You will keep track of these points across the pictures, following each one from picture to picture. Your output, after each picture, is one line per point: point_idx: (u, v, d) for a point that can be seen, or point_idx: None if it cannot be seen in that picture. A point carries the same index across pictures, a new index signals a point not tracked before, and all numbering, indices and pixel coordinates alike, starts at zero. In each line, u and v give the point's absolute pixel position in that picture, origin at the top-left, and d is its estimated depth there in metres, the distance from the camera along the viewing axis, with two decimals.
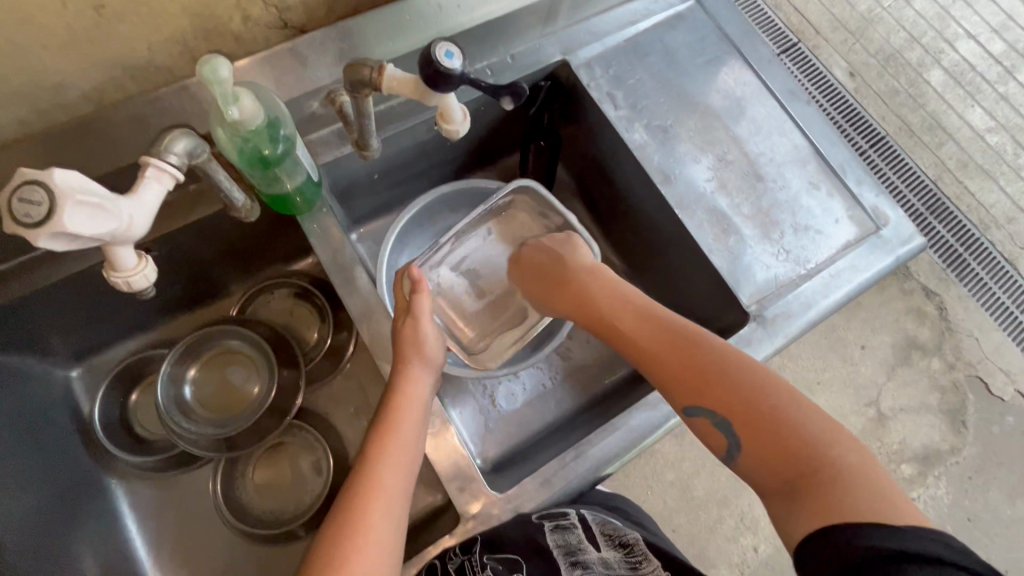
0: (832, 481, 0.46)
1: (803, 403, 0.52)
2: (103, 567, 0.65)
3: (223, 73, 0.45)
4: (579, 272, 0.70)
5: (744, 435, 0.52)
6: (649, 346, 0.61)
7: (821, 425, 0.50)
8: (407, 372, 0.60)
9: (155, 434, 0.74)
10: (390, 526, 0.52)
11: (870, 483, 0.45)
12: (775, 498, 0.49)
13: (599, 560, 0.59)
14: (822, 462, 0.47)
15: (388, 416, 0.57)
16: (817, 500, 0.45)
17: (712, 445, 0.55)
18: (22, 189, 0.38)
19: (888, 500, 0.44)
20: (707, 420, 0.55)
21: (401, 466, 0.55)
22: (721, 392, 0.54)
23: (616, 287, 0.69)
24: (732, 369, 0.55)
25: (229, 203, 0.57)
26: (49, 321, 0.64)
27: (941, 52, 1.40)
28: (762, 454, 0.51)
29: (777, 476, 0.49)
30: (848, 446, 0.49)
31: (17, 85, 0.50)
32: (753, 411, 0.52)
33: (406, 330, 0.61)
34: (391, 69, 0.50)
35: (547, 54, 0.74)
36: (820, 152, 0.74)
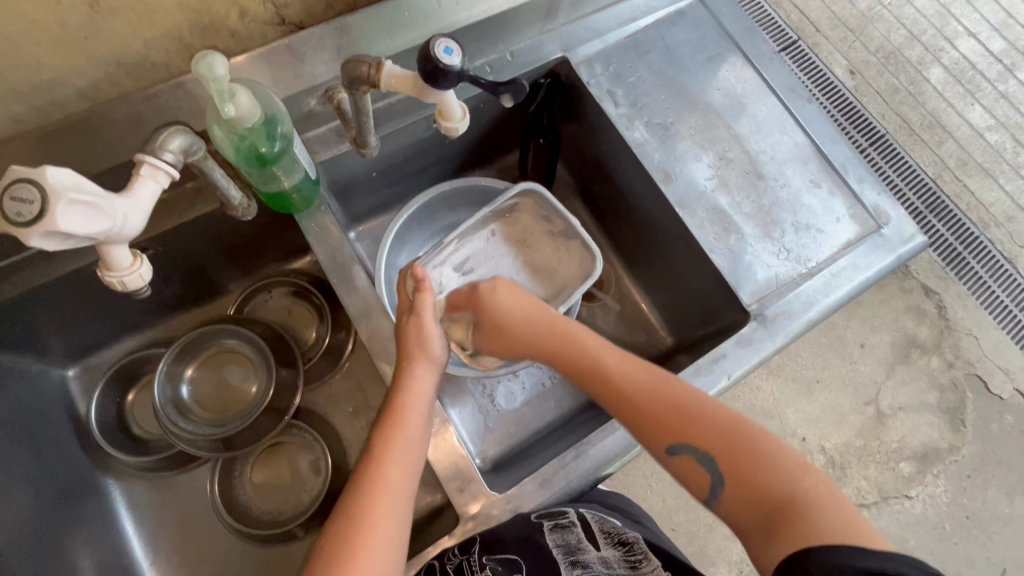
0: (806, 512, 0.46)
1: (776, 439, 0.53)
2: (100, 568, 0.65)
3: (218, 70, 0.44)
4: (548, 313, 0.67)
5: (724, 472, 0.52)
6: (627, 386, 0.59)
7: (793, 460, 0.51)
8: (411, 368, 0.59)
9: (152, 434, 0.74)
10: (396, 522, 0.51)
11: (841, 512, 0.46)
12: (752, 537, 0.49)
13: (599, 560, 0.59)
14: (796, 495, 0.48)
15: (393, 412, 0.57)
16: (792, 531, 0.45)
17: (691, 486, 0.54)
18: (15, 187, 0.38)
19: (860, 525, 0.45)
20: (689, 457, 0.54)
21: (406, 461, 0.54)
22: (701, 428, 0.54)
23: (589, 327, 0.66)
24: (709, 406, 0.55)
25: (226, 201, 0.57)
26: (45, 321, 0.64)
27: (941, 50, 1.40)
28: (741, 487, 0.51)
29: (754, 511, 0.49)
30: (820, 478, 0.49)
31: (11, 82, 0.49)
32: (732, 447, 0.53)
33: (410, 326, 0.61)
34: (390, 66, 0.50)
35: (547, 51, 0.74)
36: (822, 150, 0.74)
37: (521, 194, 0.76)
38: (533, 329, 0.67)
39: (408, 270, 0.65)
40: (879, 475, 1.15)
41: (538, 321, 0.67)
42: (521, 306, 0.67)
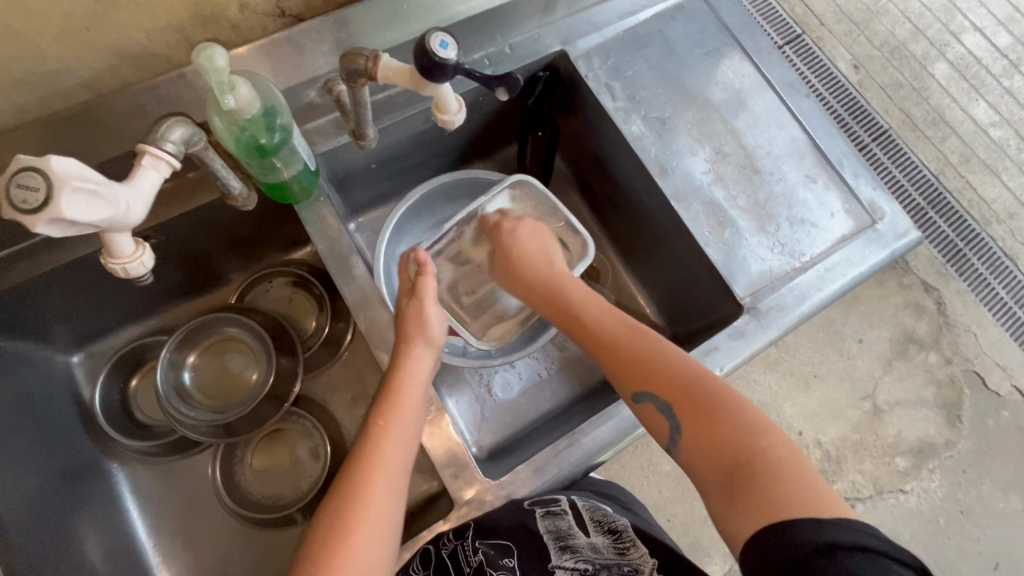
0: (764, 472, 0.47)
1: (741, 397, 0.54)
2: (103, 548, 0.66)
3: (218, 62, 0.45)
4: (551, 266, 0.72)
5: (685, 423, 0.53)
6: (605, 336, 0.63)
7: (756, 419, 0.52)
8: (410, 349, 0.61)
9: (154, 420, 0.75)
10: (391, 500, 0.53)
11: (798, 476, 0.47)
12: (711, 486, 0.50)
13: (587, 544, 0.60)
14: (754, 454, 0.49)
15: (390, 392, 0.58)
16: (752, 493, 0.46)
17: (652, 431, 0.56)
18: (21, 175, 0.39)
19: (819, 494, 0.45)
20: (653, 406, 0.56)
21: (403, 438, 0.56)
22: (665, 377, 0.56)
23: (579, 284, 0.70)
24: (680, 361, 0.57)
25: (226, 191, 0.58)
26: (50, 307, 0.65)
27: (947, 45, 1.39)
28: (702, 441, 0.52)
29: (713, 465, 0.51)
30: (782, 441, 0.50)
31: (15, 72, 0.50)
32: (696, 400, 0.54)
33: (411, 309, 0.64)
34: (387, 59, 0.50)
35: (545, 44, 0.74)
36: (819, 146, 0.74)
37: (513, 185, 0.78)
38: (537, 277, 0.71)
39: (410, 256, 0.69)
40: (875, 469, 1.16)
41: (540, 271, 0.72)
42: (537, 255, 0.73)
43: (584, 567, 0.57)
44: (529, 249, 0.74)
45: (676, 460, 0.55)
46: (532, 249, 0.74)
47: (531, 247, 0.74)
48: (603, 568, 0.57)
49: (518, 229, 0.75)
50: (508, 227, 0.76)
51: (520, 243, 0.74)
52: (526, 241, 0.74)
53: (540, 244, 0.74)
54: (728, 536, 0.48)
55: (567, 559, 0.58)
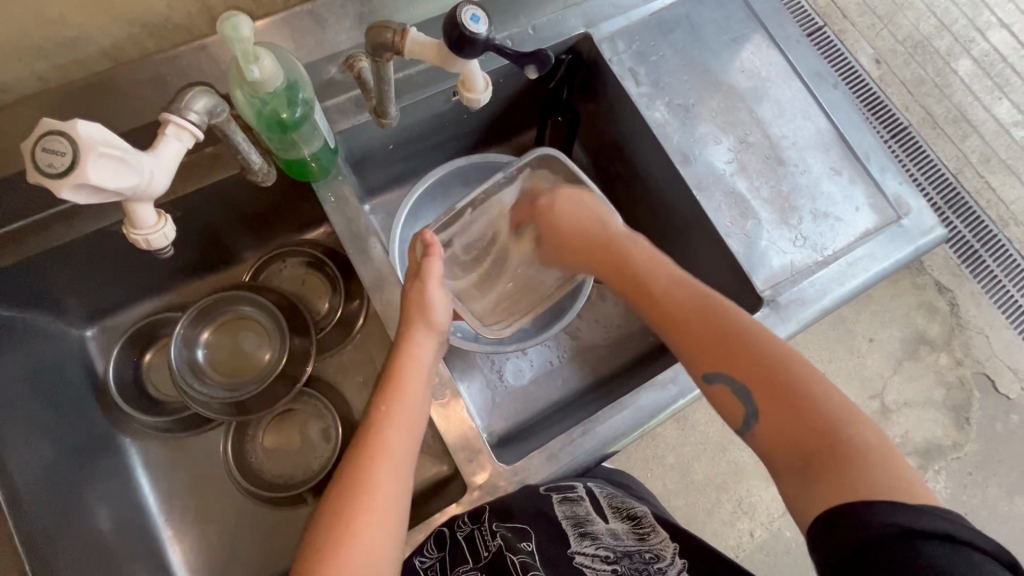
0: (851, 457, 0.46)
1: (825, 381, 0.52)
2: (115, 521, 0.67)
3: (244, 31, 0.44)
4: (609, 235, 0.72)
5: (764, 406, 0.52)
6: (679, 309, 0.61)
7: (841, 404, 0.50)
8: (412, 334, 0.60)
9: (167, 395, 0.75)
10: (396, 486, 0.53)
11: (886, 463, 0.46)
12: (784, 473, 0.50)
13: (607, 531, 0.60)
14: (840, 439, 0.48)
15: (393, 378, 0.57)
16: (834, 477, 0.45)
17: (725, 413, 0.56)
18: (47, 140, 0.38)
19: (908, 483, 0.44)
20: (727, 387, 0.55)
21: (408, 424, 0.56)
22: (747, 358, 0.55)
23: (647, 253, 0.69)
24: (761, 340, 0.56)
25: (246, 165, 0.57)
26: (66, 280, 0.65)
27: (971, 41, 1.36)
28: (782, 425, 0.51)
29: (792, 451, 0.49)
30: (868, 428, 0.49)
31: (36, 39, 0.49)
32: (779, 383, 0.53)
33: (414, 292, 0.62)
34: (415, 33, 0.49)
35: (569, 26, 0.72)
36: (845, 138, 0.73)
37: (536, 161, 0.77)
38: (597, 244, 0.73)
39: (417, 236, 0.67)
40: None
41: (600, 238, 0.73)
42: (593, 223, 0.74)
43: (605, 554, 0.57)
44: (573, 216, 0.75)
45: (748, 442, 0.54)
46: (573, 221, 0.75)
47: (574, 226, 0.75)
48: (625, 556, 0.57)
49: (555, 202, 0.76)
50: (544, 202, 0.78)
51: (560, 219, 0.76)
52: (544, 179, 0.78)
53: (579, 214, 0.74)
54: (797, 515, 0.47)
55: (587, 545, 0.58)
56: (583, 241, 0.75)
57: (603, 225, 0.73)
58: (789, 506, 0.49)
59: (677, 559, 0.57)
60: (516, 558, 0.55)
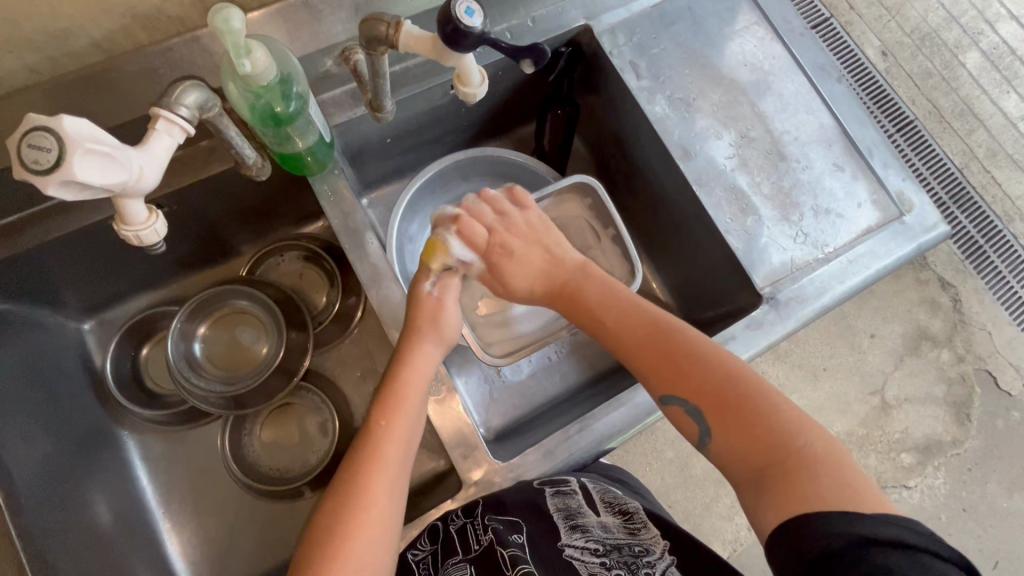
0: (805, 470, 0.47)
1: (777, 396, 0.52)
2: (113, 514, 0.67)
3: (235, 24, 0.44)
4: (565, 271, 0.67)
5: (716, 423, 0.52)
6: (631, 340, 0.60)
7: (792, 415, 0.51)
8: (420, 343, 0.60)
9: (166, 389, 0.75)
10: (390, 499, 0.53)
11: (835, 470, 0.47)
12: (744, 486, 0.50)
13: (597, 524, 0.60)
14: (792, 450, 0.49)
15: (393, 393, 0.57)
16: (790, 490, 0.46)
17: (683, 433, 0.55)
18: (33, 135, 0.38)
19: (857, 490, 0.45)
20: (681, 410, 0.54)
21: (403, 441, 0.56)
22: (697, 381, 0.54)
23: (601, 279, 0.66)
24: (712, 361, 0.55)
25: (241, 160, 0.57)
26: (61, 274, 0.65)
27: (980, 34, 1.33)
28: (733, 437, 0.51)
29: (747, 463, 0.50)
30: (818, 436, 0.50)
31: (26, 31, 0.49)
32: (729, 401, 0.52)
33: (428, 298, 0.62)
34: (409, 26, 0.49)
35: (569, 18, 0.71)
36: (848, 133, 0.72)
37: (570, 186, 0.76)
38: (548, 280, 0.67)
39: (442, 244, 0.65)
40: (879, 465, 1.16)
41: (553, 274, 0.67)
42: (545, 258, 0.67)
43: (594, 547, 0.57)
44: (526, 269, 0.67)
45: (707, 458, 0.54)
46: (530, 267, 0.67)
47: (525, 282, 0.67)
48: (613, 549, 0.57)
49: (511, 245, 0.67)
50: (501, 244, 0.66)
51: (519, 263, 0.67)
52: (481, 230, 0.66)
53: (541, 255, 0.67)
54: (758, 528, 0.48)
55: (577, 538, 0.58)
56: (537, 292, 0.68)
57: (557, 259, 0.67)
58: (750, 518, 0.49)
59: (665, 554, 0.57)
60: (506, 552, 0.55)
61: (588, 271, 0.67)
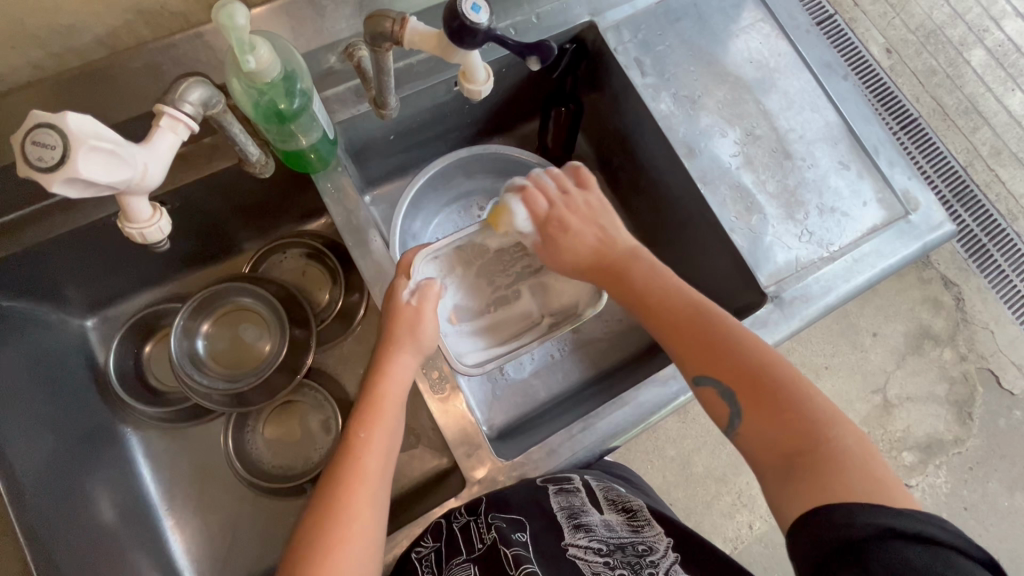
0: (834, 460, 0.46)
1: (811, 387, 0.52)
2: (117, 512, 0.67)
3: (238, 20, 0.43)
4: (612, 250, 0.66)
5: (747, 409, 0.52)
6: (670, 318, 0.59)
7: (826, 407, 0.50)
8: (396, 355, 0.59)
9: (168, 386, 0.75)
10: (372, 513, 0.53)
11: (865, 463, 0.46)
12: (768, 472, 0.49)
13: (601, 523, 0.60)
14: (823, 440, 0.48)
15: (370, 405, 0.57)
16: (817, 479, 0.45)
17: (712, 414, 0.55)
18: (37, 133, 0.38)
19: (884, 488, 0.44)
20: (714, 390, 0.54)
21: (382, 453, 0.56)
22: (733, 365, 0.54)
23: (647, 262, 0.65)
24: (748, 347, 0.55)
25: (244, 157, 0.56)
26: (64, 271, 0.65)
27: (986, 31, 1.32)
28: (764, 422, 0.51)
29: (773, 451, 0.49)
30: (850, 431, 0.49)
31: (29, 26, 0.48)
32: (764, 387, 0.52)
33: (406, 308, 0.60)
34: (414, 22, 0.48)
35: (574, 14, 0.71)
36: (854, 131, 0.71)
37: None
38: (597, 258, 0.67)
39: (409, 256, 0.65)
40: None
41: (601, 253, 0.67)
42: (596, 236, 0.67)
43: (597, 547, 0.56)
44: (581, 245, 0.67)
45: (733, 443, 0.54)
46: (584, 243, 0.67)
47: (576, 256, 0.68)
48: (617, 548, 0.56)
49: (568, 222, 0.67)
50: (558, 220, 0.67)
51: (573, 240, 0.67)
52: (541, 205, 0.68)
53: (594, 233, 0.67)
54: (779, 516, 0.47)
55: (581, 538, 0.57)
56: (586, 270, 0.68)
57: (608, 239, 0.67)
58: (772, 509, 0.49)
59: (669, 552, 0.57)
60: (510, 552, 0.55)
61: (637, 256, 0.66)
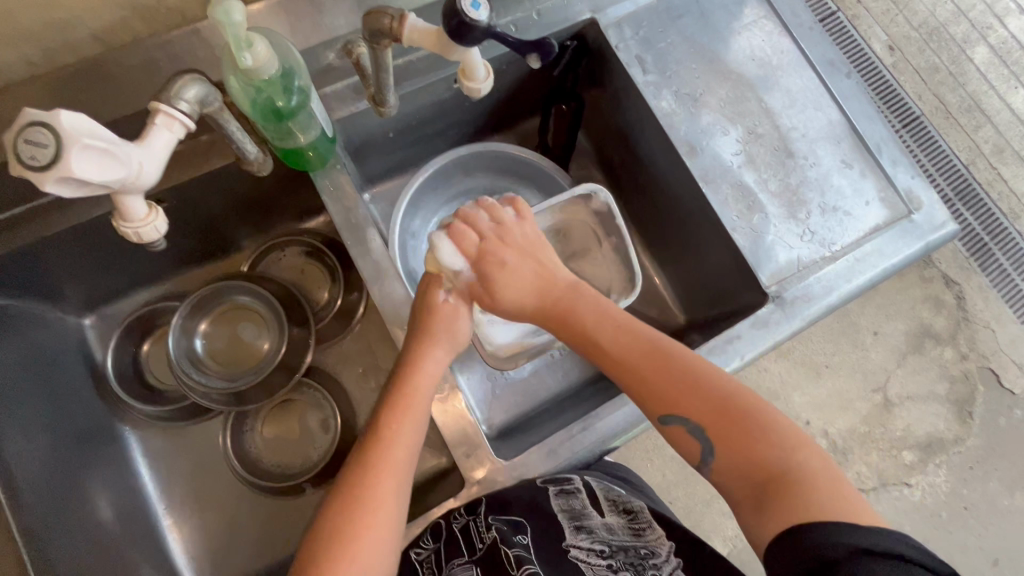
0: (800, 485, 0.47)
1: (773, 411, 0.52)
2: (114, 511, 0.67)
3: (235, 16, 0.42)
4: (561, 284, 0.63)
5: (716, 443, 0.52)
6: (628, 361, 0.57)
7: (789, 430, 0.51)
8: (430, 347, 0.59)
9: (167, 385, 0.75)
10: (398, 501, 0.54)
11: (830, 483, 0.47)
12: (741, 504, 0.49)
13: (602, 525, 0.60)
14: (791, 467, 0.48)
15: (405, 393, 0.57)
16: (788, 507, 0.45)
17: (681, 451, 0.54)
18: (29, 131, 0.37)
19: (853, 503, 0.45)
20: (682, 428, 0.53)
21: (409, 444, 0.56)
22: (696, 401, 0.53)
23: (592, 293, 0.63)
24: (710, 379, 0.54)
25: (242, 155, 0.56)
26: (61, 269, 0.64)
27: (989, 28, 1.31)
28: (733, 457, 0.51)
29: (745, 482, 0.50)
30: (813, 451, 0.50)
31: (24, 23, 0.48)
32: (730, 419, 0.52)
33: (445, 306, 0.61)
34: (413, 19, 0.48)
35: (575, 11, 0.70)
36: (856, 130, 0.71)
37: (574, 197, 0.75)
38: (540, 299, 0.63)
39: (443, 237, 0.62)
40: (881, 462, 1.15)
41: (547, 290, 0.63)
42: (542, 271, 0.63)
43: (600, 549, 0.57)
44: (518, 284, 0.63)
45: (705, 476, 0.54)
46: (524, 281, 0.63)
47: (516, 294, 0.62)
48: (619, 551, 0.57)
49: (506, 258, 0.63)
50: (495, 256, 0.62)
51: (511, 279, 0.62)
52: (472, 240, 0.62)
53: (534, 269, 0.63)
54: (754, 542, 0.48)
55: (582, 539, 0.58)
56: (530, 307, 0.63)
57: (551, 274, 0.64)
58: (748, 536, 0.49)
59: (671, 556, 0.57)
60: (511, 552, 0.55)
61: (580, 290, 0.63)
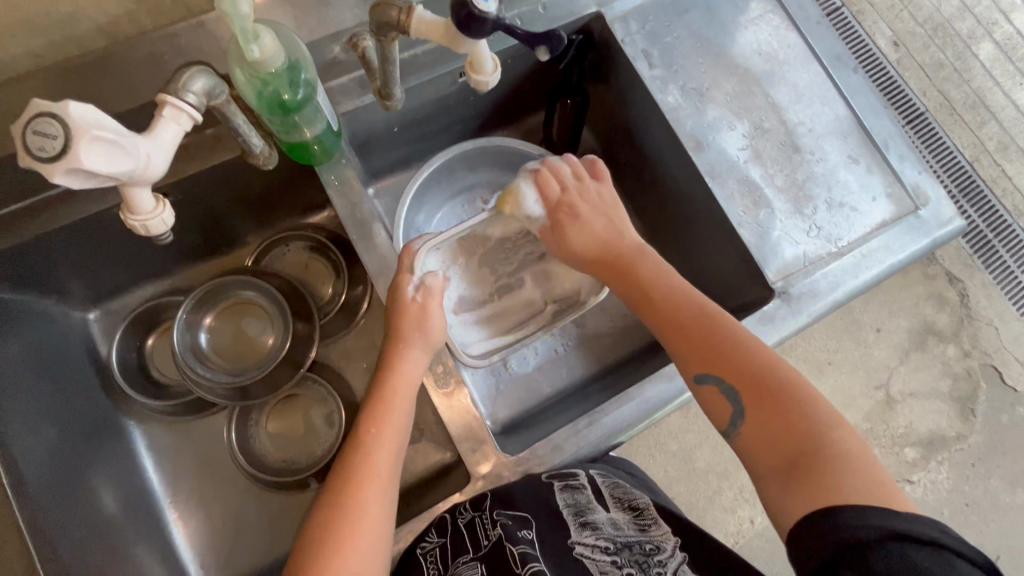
0: (831, 463, 0.46)
1: (812, 390, 0.52)
2: (120, 505, 0.67)
3: (242, 7, 0.42)
4: (622, 245, 0.67)
5: (751, 410, 0.52)
6: (675, 317, 0.59)
7: (827, 411, 0.50)
8: (407, 351, 0.60)
9: (171, 380, 0.75)
10: (383, 507, 0.53)
11: (862, 466, 0.46)
12: (766, 475, 0.49)
13: (607, 521, 0.59)
14: (822, 444, 0.48)
15: (381, 401, 0.58)
16: (817, 484, 0.45)
17: (712, 415, 0.55)
18: (37, 122, 0.37)
19: (884, 488, 0.44)
20: (716, 390, 0.54)
21: (392, 450, 0.56)
22: (736, 364, 0.54)
23: (651, 260, 0.66)
24: (752, 348, 0.55)
25: (247, 149, 0.55)
26: (66, 264, 0.64)
27: (994, 24, 1.31)
28: (765, 425, 0.51)
29: (777, 453, 0.49)
30: (850, 435, 0.49)
31: (30, 15, 0.47)
32: (769, 388, 0.52)
33: (412, 306, 0.61)
34: (420, 11, 0.47)
35: (581, 5, 0.70)
36: (864, 125, 0.70)
37: None
38: (603, 250, 0.67)
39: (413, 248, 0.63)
40: (883, 459, 1.15)
41: (608, 246, 0.67)
42: (604, 228, 0.68)
43: (605, 545, 0.56)
44: (588, 233, 0.68)
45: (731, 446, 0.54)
46: (593, 231, 0.68)
47: (581, 242, 0.68)
48: (624, 547, 0.56)
49: (579, 210, 0.68)
50: (569, 207, 0.68)
51: (580, 229, 0.68)
52: (555, 187, 0.69)
53: (603, 224, 0.68)
54: (778, 521, 0.47)
55: (587, 535, 0.57)
56: (590, 256, 0.68)
57: (617, 233, 0.68)
58: (770, 511, 0.49)
59: (676, 551, 0.57)
60: (516, 550, 0.55)
61: (641, 252, 0.67)
